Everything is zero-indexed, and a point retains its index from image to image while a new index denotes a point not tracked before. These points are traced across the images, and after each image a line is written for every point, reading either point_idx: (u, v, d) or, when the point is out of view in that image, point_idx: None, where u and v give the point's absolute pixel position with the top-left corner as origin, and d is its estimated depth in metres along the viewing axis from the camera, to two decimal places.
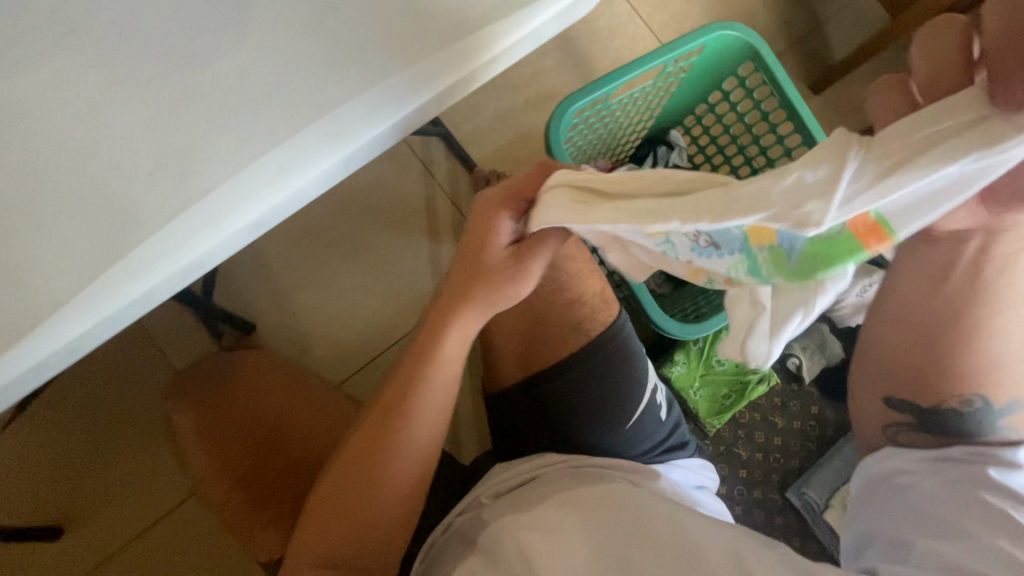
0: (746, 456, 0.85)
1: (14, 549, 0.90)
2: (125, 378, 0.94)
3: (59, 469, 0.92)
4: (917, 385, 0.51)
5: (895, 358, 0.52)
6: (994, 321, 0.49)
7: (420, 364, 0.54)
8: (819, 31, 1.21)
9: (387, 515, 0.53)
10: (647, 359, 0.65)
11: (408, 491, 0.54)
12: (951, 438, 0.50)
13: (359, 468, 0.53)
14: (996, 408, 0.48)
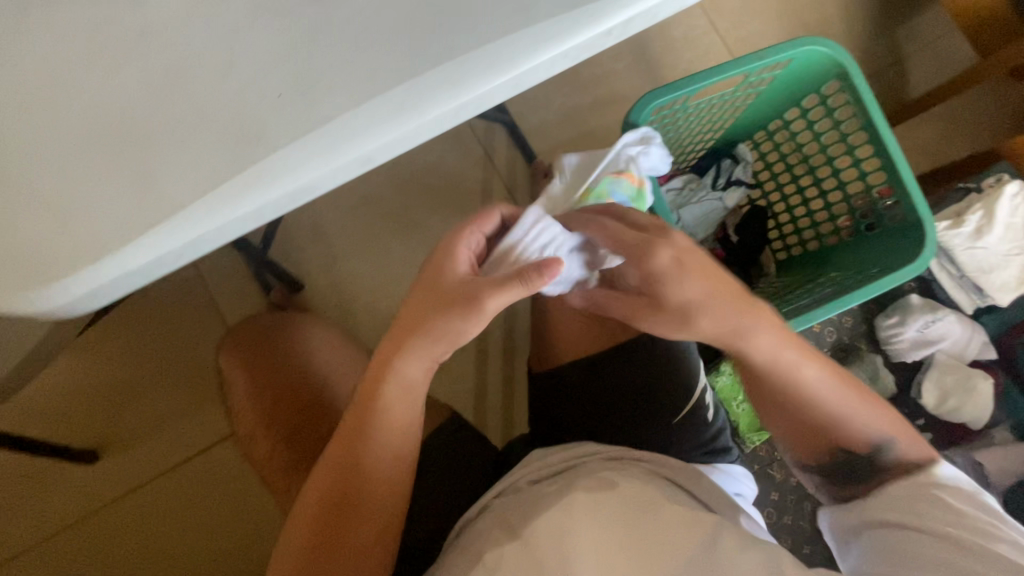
0: (780, 478, 0.83)
1: (54, 466, 0.94)
2: (177, 317, 0.98)
3: (105, 396, 0.95)
4: (804, 449, 0.57)
5: (786, 432, 0.58)
6: (825, 403, 0.54)
7: (374, 397, 0.53)
8: (899, 65, 1.18)
9: (371, 532, 0.52)
10: (698, 361, 0.67)
11: (385, 510, 0.53)
12: (864, 480, 0.55)
13: (331, 498, 0.52)
14: (872, 450, 0.54)
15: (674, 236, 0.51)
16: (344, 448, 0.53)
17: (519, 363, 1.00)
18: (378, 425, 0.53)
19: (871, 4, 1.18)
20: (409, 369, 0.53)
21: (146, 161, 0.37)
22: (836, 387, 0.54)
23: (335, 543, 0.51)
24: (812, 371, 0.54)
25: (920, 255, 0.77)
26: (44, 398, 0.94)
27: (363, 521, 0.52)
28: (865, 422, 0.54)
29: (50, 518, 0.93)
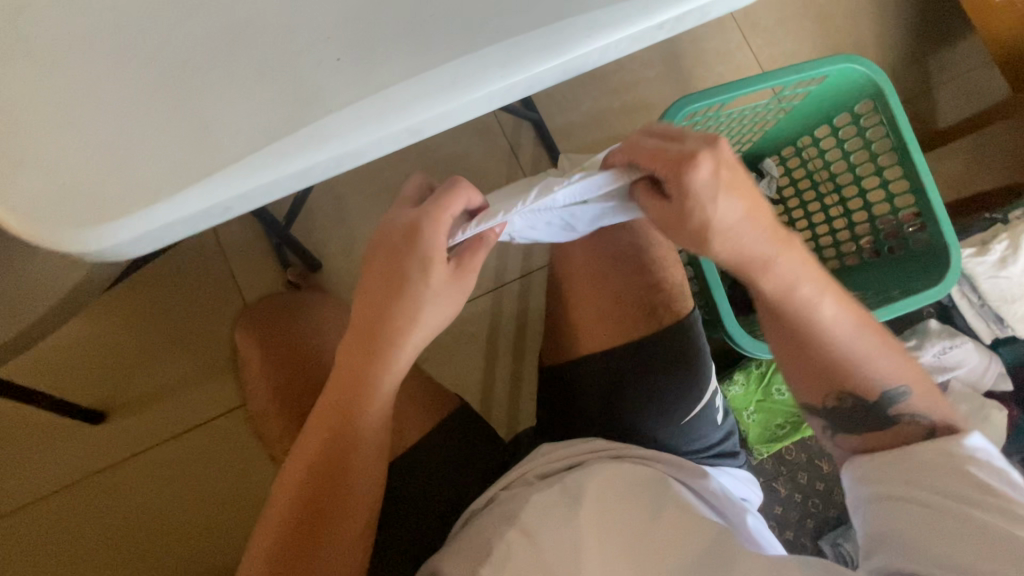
0: (785, 494, 0.83)
1: (61, 425, 0.95)
2: (193, 287, 0.98)
3: (116, 360, 0.96)
4: (805, 392, 0.56)
5: (793, 371, 0.56)
6: (841, 342, 0.53)
7: (348, 392, 0.52)
8: (929, 94, 1.17)
9: (354, 516, 0.52)
10: (710, 364, 0.66)
11: (364, 506, 0.52)
12: (869, 430, 0.53)
13: (308, 494, 0.51)
14: (879, 400, 0.52)
15: (719, 146, 0.44)
16: (321, 442, 0.52)
17: (529, 359, 1.00)
18: (356, 420, 0.52)
19: (906, 31, 1.18)
20: (387, 363, 0.51)
21: (199, 109, 0.37)
22: (854, 329, 0.53)
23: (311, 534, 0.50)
24: (830, 306, 0.53)
25: (944, 279, 0.77)
26: (55, 356, 0.95)
27: (342, 518, 0.51)
28: (874, 367, 0.53)
29: (51, 476, 0.94)
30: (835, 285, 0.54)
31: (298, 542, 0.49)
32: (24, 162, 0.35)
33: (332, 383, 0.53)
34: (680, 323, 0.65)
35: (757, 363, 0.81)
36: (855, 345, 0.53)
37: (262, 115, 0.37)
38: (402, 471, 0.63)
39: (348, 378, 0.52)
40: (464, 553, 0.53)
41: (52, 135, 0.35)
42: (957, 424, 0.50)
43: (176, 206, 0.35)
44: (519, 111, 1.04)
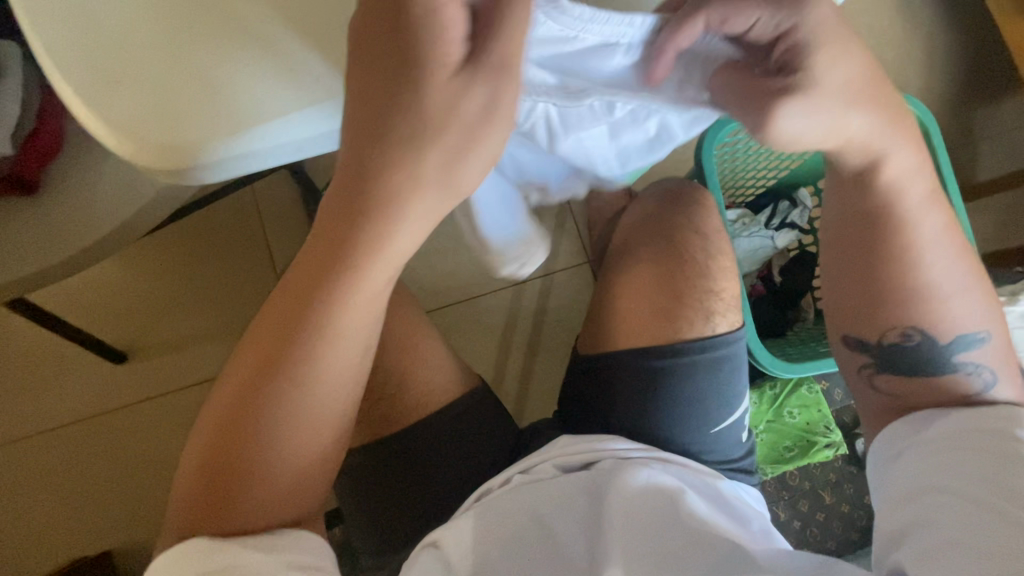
0: (783, 518, 0.83)
1: (83, 358, 0.97)
2: (226, 242, 1.01)
3: (143, 303, 0.99)
4: (867, 324, 0.55)
5: (860, 296, 0.55)
6: (926, 254, 0.52)
7: (290, 320, 0.42)
8: (970, 148, 1.17)
9: (295, 468, 0.44)
10: (743, 381, 0.67)
11: (306, 456, 0.44)
12: (920, 376, 0.54)
13: (229, 436, 0.42)
14: (949, 342, 0.53)
15: None
16: (248, 379, 0.43)
17: (543, 355, 1.01)
18: (299, 357, 0.42)
19: (957, 83, 1.18)
20: (338, 293, 0.41)
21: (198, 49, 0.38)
22: (952, 257, 0.53)
23: (236, 468, 0.42)
24: (931, 222, 0.53)
25: None
26: (87, 293, 0.98)
27: (273, 467, 0.43)
28: (953, 305, 0.53)
29: (67, 407, 0.96)
30: (946, 207, 0.54)
31: (224, 478, 0.42)
32: (124, 79, 0.38)
33: (276, 302, 0.43)
34: (727, 335, 0.65)
35: (772, 385, 0.83)
36: (934, 263, 0.52)
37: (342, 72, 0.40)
38: (418, 439, 0.64)
39: (294, 301, 0.42)
40: (480, 531, 0.55)
41: (148, 53, 0.38)
42: (1008, 387, 0.52)
43: (264, 137, 0.39)
44: None
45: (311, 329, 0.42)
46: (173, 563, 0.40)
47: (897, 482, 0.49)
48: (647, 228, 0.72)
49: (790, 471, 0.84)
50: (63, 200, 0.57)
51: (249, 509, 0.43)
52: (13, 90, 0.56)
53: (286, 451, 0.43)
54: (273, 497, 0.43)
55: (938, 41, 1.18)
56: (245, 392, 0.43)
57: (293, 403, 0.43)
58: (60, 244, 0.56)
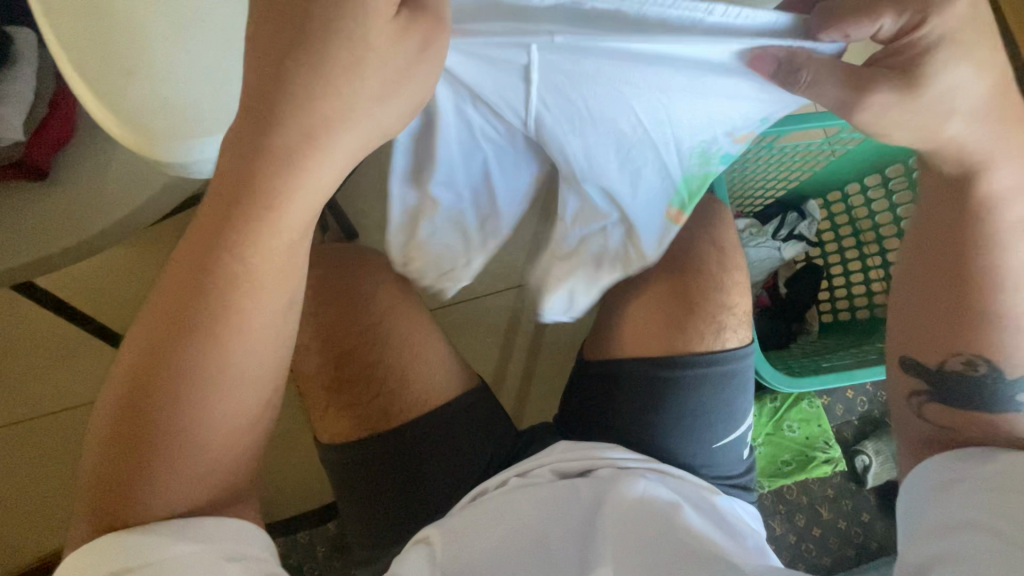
0: (780, 532, 0.82)
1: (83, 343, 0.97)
2: None
3: (146, 290, 0.98)
4: (931, 343, 0.55)
5: (926, 316, 0.55)
6: (1002, 278, 0.52)
7: (190, 293, 0.40)
8: None
9: (204, 447, 0.41)
10: (746, 398, 0.66)
11: (218, 433, 0.42)
12: (976, 408, 0.52)
13: (123, 416, 0.40)
14: (1016, 379, 0.52)
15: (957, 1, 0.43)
16: (143, 357, 0.40)
17: (544, 357, 1.01)
18: (202, 332, 0.40)
19: None
20: (239, 259, 0.39)
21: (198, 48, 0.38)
22: None
23: (134, 453, 0.40)
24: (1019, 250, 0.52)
25: None
26: (89, 278, 0.97)
27: (181, 446, 0.41)
28: (1019, 341, 0.52)
29: None
30: None
31: (124, 465, 0.39)
32: (137, 70, 0.37)
33: (172, 277, 0.41)
34: (734, 351, 0.65)
35: (772, 398, 0.83)
36: (1018, 289, 0.52)
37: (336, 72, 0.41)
38: (416, 437, 0.64)
39: (192, 275, 0.40)
40: (476, 528, 0.55)
41: (140, 49, 0.38)
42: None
43: None
44: None
45: (213, 304, 0.40)
46: (85, 555, 0.37)
47: (918, 516, 0.50)
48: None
49: (788, 485, 0.83)
50: (71, 186, 0.58)
51: (156, 496, 0.40)
52: (27, 76, 0.57)
53: (192, 430, 0.41)
54: (177, 477, 0.40)
55: None
56: (140, 370, 0.40)
57: (197, 382, 0.40)
58: (66, 232, 0.57)
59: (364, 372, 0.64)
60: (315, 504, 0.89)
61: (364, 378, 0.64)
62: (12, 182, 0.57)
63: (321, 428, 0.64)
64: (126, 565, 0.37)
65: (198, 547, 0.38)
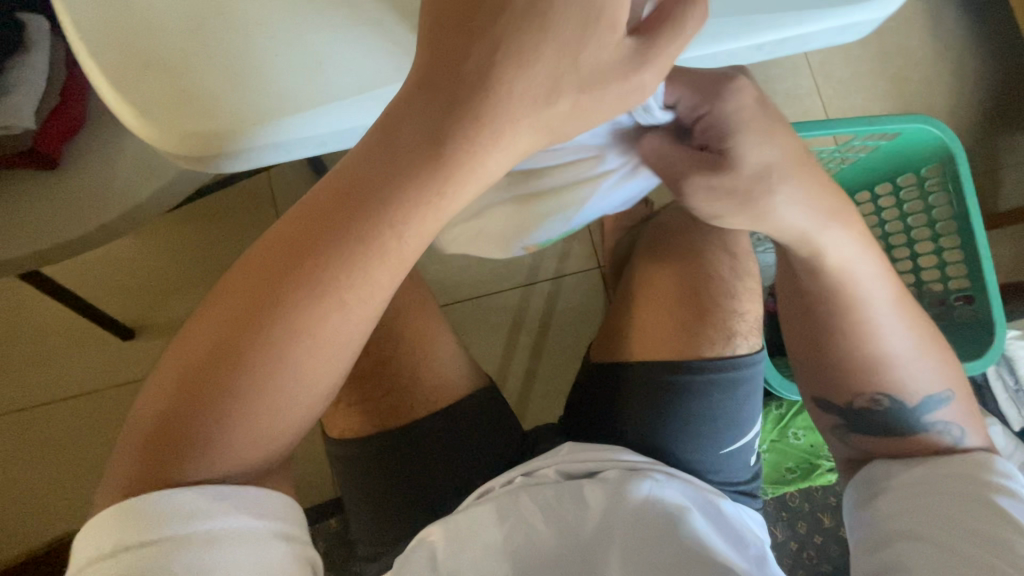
0: (780, 539, 0.83)
1: (88, 331, 0.97)
2: (237, 225, 1.00)
3: (152, 281, 0.98)
4: (836, 389, 0.57)
5: (828, 365, 0.57)
6: (879, 324, 0.54)
7: (308, 255, 0.38)
8: (992, 176, 1.15)
9: (286, 413, 0.40)
10: (756, 405, 0.66)
11: (304, 404, 0.40)
12: (895, 436, 0.56)
13: (205, 371, 0.38)
14: (919, 404, 0.55)
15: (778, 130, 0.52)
16: (237, 314, 0.38)
17: (548, 358, 1.01)
18: (305, 308, 0.38)
19: (981, 108, 1.16)
20: (388, 230, 0.38)
21: (235, 45, 0.38)
22: (902, 331, 0.55)
23: (223, 396, 0.38)
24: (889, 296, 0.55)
25: (984, 356, 0.80)
26: (96, 267, 0.97)
27: (266, 402, 0.39)
28: (901, 371, 0.55)
29: (71, 381, 0.96)
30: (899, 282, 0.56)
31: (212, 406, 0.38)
32: (152, 62, 0.37)
33: (308, 215, 0.39)
34: (745, 357, 0.65)
35: (777, 404, 0.83)
36: (893, 334, 0.55)
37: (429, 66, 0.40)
38: (423, 436, 0.64)
39: (321, 237, 0.38)
40: (478, 530, 0.54)
41: (178, 45, 0.37)
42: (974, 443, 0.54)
43: (296, 125, 0.38)
44: None
45: (326, 282, 0.38)
46: (129, 510, 0.35)
47: (868, 529, 0.51)
48: (666, 239, 0.71)
49: (790, 492, 0.84)
50: (85, 175, 0.58)
51: (225, 448, 0.38)
52: (40, 62, 0.56)
53: (265, 405, 0.39)
54: (248, 434, 0.39)
55: (965, 63, 1.15)
56: (251, 315, 0.38)
57: (288, 354, 0.38)
58: (79, 220, 0.56)
59: (373, 369, 0.64)
60: (319, 498, 0.89)
61: (376, 377, 0.64)
62: (27, 169, 0.57)
63: (332, 423, 0.64)
64: (145, 538, 0.35)
65: (242, 521, 0.37)
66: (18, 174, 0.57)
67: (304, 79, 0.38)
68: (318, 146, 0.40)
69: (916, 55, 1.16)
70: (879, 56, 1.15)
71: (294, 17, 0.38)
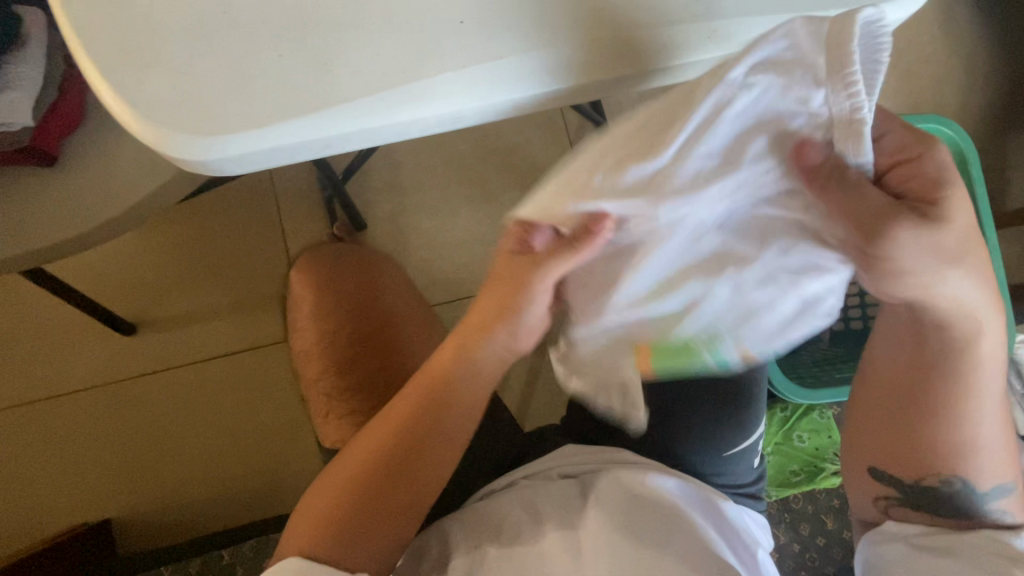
0: (784, 541, 0.83)
1: (91, 328, 0.96)
2: (238, 221, 0.99)
3: (154, 278, 0.97)
4: (902, 463, 0.53)
5: (901, 445, 0.52)
6: (973, 413, 0.49)
7: (452, 394, 0.52)
8: (1001, 176, 1.13)
9: (410, 495, 0.51)
10: (764, 408, 0.66)
11: (429, 483, 0.52)
12: (947, 515, 0.53)
13: (370, 478, 0.50)
14: (987, 490, 0.52)
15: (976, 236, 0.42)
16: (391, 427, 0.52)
17: (551, 356, 1.00)
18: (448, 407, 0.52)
19: (990, 107, 1.14)
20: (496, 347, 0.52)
21: (244, 49, 0.37)
22: (993, 416, 0.50)
23: (381, 479, 0.51)
24: (995, 389, 0.49)
25: None
26: (96, 262, 0.96)
27: (414, 478, 0.51)
28: (986, 463, 0.51)
29: (73, 377, 0.95)
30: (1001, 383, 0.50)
31: (363, 483, 0.50)
32: (155, 63, 0.36)
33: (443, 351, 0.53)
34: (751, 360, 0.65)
35: (782, 407, 0.84)
36: (984, 421, 0.50)
37: (523, 77, 0.38)
38: None
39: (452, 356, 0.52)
40: (475, 526, 0.56)
41: (183, 50, 0.36)
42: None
43: (301, 128, 0.36)
44: (588, 111, 0.98)
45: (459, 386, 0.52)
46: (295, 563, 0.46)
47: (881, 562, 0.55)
48: None
49: (794, 495, 0.84)
50: (84, 172, 0.57)
51: (372, 521, 0.49)
52: (37, 55, 0.55)
53: (404, 485, 0.51)
54: (388, 510, 0.50)
55: (970, 61, 1.14)
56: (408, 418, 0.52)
57: (433, 445, 0.52)
58: (78, 221, 0.55)
59: (365, 379, 0.68)
60: None
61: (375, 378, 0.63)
62: (25, 166, 0.57)
63: (325, 433, 0.67)
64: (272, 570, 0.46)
65: None
66: (16, 172, 0.57)
67: (314, 85, 0.37)
68: (329, 153, 0.38)
69: (924, 52, 1.14)
70: (887, 53, 1.13)
71: (302, 20, 0.37)
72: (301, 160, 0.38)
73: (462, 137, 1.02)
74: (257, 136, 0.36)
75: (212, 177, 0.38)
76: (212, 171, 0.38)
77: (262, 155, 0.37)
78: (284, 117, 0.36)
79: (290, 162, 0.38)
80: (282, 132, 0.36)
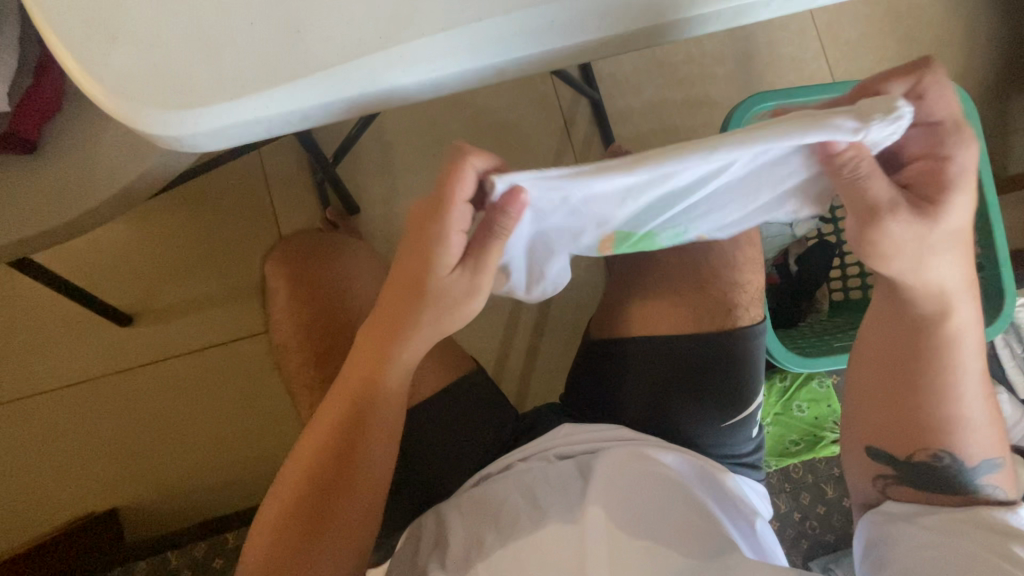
0: (784, 509, 0.83)
1: (87, 320, 0.96)
2: (228, 208, 0.98)
3: (145, 267, 0.97)
4: (895, 438, 0.56)
5: (889, 417, 0.57)
6: (954, 388, 0.54)
7: (375, 392, 0.54)
8: (1002, 139, 1.11)
9: (359, 504, 0.53)
10: (760, 377, 0.65)
11: (373, 483, 0.54)
12: (941, 492, 0.55)
13: (317, 485, 0.52)
14: (973, 466, 0.55)
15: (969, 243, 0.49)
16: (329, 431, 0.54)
17: (549, 336, 1.00)
18: (377, 401, 0.54)
19: (991, 69, 1.11)
20: (412, 332, 0.53)
21: (211, 19, 0.35)
22: (974, 395, 0.55)
23: (334, 490, 0.52)
24: (975, 364, 0.55)
25: (994, 323, 0.79)
26: (87, 253, 0.96)
27: (355, 484, 0.53)
28: (968, 439, 0.55)
29: (71, 369, 0.95)
30: (982, 363, 0.56)
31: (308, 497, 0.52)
32: (121, 35, 0.35)
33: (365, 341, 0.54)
34: (749, 329, 0.65)
35: (782, 378, 0.84)
36: (968, 398, 0.55)
37: (500, 40, 0.36)
38: (411, 423, 0.65)
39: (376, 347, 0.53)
40: (473, 509, 0.56)
41: (148, 23, 0.35)
42: (1013, 497, 0.55)
43: (270, 100, 0.35)
44: (580, 85, 0.96)
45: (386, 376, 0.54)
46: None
47: (876, 539, 0.56)
48: None
49: (794, 465, 0.85)
50: (66, 158, 0.56)
51: (328, 545, 0.51)
52: (11, 39, 0.53)
53: (349, 494, 0.53)
54: (342, 520, 0.52)
55: (971, 23, 1.12)
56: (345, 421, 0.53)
57: (366, 454, 0.54)
58: (58, 211, 0.55)
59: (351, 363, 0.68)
60: None
61: None
62: (7, 154, 0.56)
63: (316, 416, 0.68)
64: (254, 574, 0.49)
65: None
66: None
67: (284, 57, 0.35)
68: (303, 124, 0.38)
69: (925, 14, 1.11)
70: (886, 16, 1.10)
71: None
72: (275, 132, 0.37)
73: (453, 115, 1.00)
74: (226, 110, 0.35)
75: (188, 154, 0.37)
76: (186, 148, 0.37)
77: (235, 130, 0.36)
78: (253, 89, 0.35)
79: (264, 136, 0.38)
80: (252, 105, 0.35)
